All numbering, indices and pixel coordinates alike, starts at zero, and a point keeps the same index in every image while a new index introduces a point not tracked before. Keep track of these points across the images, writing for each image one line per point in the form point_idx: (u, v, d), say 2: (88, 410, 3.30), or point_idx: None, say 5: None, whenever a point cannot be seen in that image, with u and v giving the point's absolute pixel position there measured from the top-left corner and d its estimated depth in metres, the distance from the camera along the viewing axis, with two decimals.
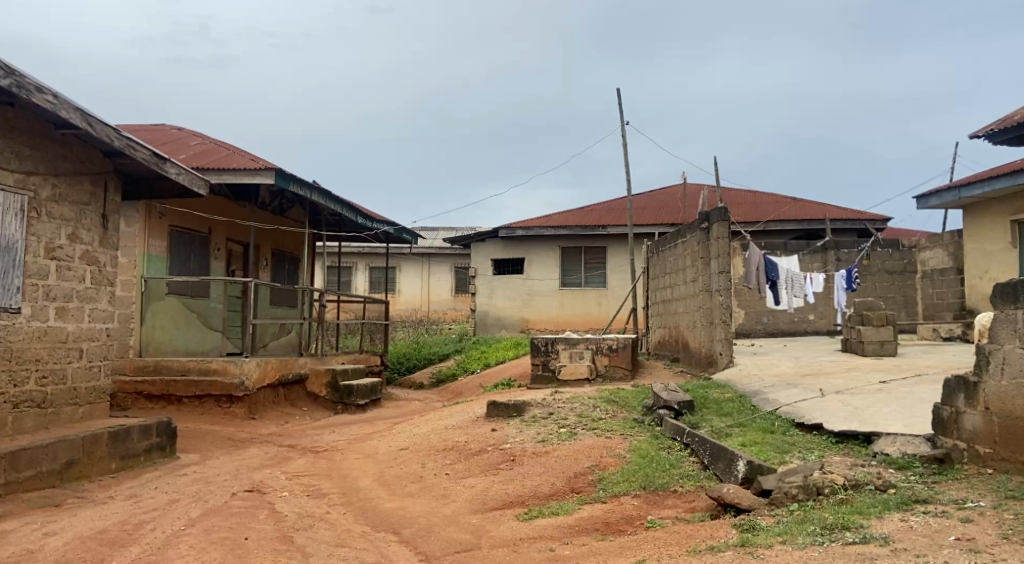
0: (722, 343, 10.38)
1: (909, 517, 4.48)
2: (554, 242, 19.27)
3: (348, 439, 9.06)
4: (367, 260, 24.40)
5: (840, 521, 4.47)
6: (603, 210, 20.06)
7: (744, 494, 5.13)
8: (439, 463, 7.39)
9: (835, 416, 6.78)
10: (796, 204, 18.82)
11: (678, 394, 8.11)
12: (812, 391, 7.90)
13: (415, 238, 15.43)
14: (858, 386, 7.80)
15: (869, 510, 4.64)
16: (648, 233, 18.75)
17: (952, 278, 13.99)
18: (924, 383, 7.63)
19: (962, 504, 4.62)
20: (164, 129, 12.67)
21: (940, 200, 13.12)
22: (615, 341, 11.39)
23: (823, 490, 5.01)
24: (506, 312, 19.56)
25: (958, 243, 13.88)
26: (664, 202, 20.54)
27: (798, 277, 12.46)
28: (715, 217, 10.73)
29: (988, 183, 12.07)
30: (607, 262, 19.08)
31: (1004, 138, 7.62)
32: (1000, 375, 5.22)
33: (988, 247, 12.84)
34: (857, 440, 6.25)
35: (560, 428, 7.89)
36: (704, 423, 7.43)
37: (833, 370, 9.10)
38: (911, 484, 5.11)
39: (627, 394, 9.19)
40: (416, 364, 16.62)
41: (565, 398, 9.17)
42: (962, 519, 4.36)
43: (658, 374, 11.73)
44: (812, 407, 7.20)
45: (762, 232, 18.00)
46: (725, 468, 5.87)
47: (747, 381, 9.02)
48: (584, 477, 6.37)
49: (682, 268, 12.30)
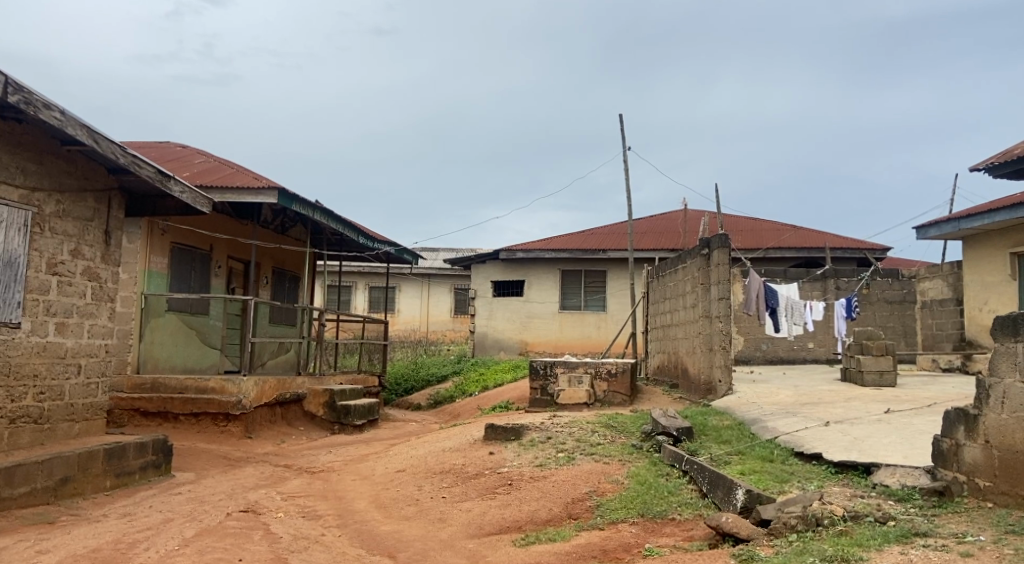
0: (721, 370, 10.38)
1: (909, 550, 4.45)
2: (554, 265, 19.33)
3: (345, 460, 9.02)
4: (367, 280, 24.47)
5: (839, 552, 4.45)
6: (604, 234, 20.10)
7: (742, 522, 5.12)
8: (436, 486, 7.35)
9: (834, 446, 6.77)
10: (796, 233, 18.89)
11: (677, 421, 8.08)
12: (813, 420, 7.88)
13: (417, 258, 15.39)
14: (858, 416, 7.78)
15: (869, 542, 4.61)
16: (648, 257, 18.79)
17: (951, 309, 13.96)
18: (924, 414, 7.61)
19: (962, 538, 4.59)
20: (168, 147, 12.75)
21: (940, 231, 13.16)
22: (614, 366, 11.38)
23: (822, 521, 4.99)
24: (505, 334, 19.55)
25: (958, 273, 13.87)
26: (665, 227, 20.63)
27: (798, 305, 12.48)
28: (715, 243, 10.77)
29: (988, 216, 12.13)
30: (607, 286, 19.10)
31: (1004, 172, 7.65)
32: (1000, 408, 5.21)
33: (988, 279, 12.86)
34: (856, 470, 6.23)
35: (558, 452, 7.88)
36: (703, 450, 7.43)
37: (832, 399, 9.08)
38: (911, 517, 5.08)
39: (626, 420, 9.15)
40: (414, 386, 16.55)
41: (564, 422, 9.14)
42: (962, 553, 4.33)
43: (656, 400, 11.71)
44: (812, 436, 7.19)
45: (762, 259, 18.05)
46: (724, 496, 5.85)
47: (746, 408, 9.00)
48: (582, 503, 6.34)
49: (682, 293, 12.30)
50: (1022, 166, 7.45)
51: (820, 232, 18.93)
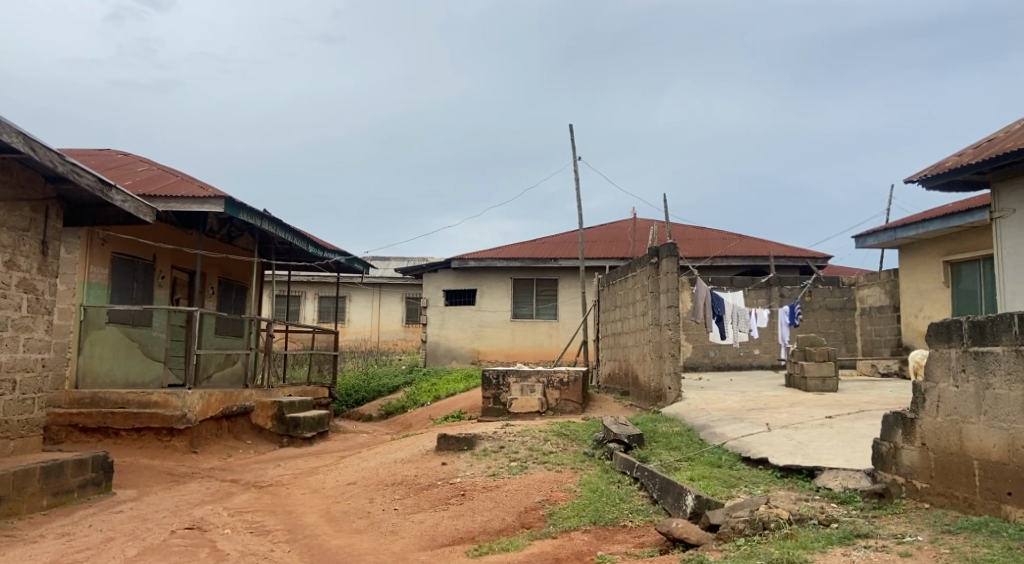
0: (671, 377, 10.52)
1: (851, 551, 4.58)
2: (505, 273, 19.36)
3: (293, 474, 8.87)
4: (316, 289, 24.20)
5: (785, 555, 4.55)
6: (555, 243, 20.22)
7: (692, 528, 5.21)
8: (388, 498, 7.27)
9: (779, 450, 6.93)
10: (741, 242, 19.30)
11: (628, 428, 8.17)
12: (758, 425, 8.04)
13: (367, 267, 15.24)
14: (802, 421, 7.98)
15: (813, 544, 4.73)
16: (599, 266, 18.98)
17: (888, 315, 14.45)
18: (865, 418, 7.84)
19: (901, 538, 4.74)
20: (107, 155, 12.43)
21: (877, 240, 13.60)
22: (565, 375, 11.45)
23: (768, 525, 5.10)
24: (457, 344, 19.48)
25: (895, 281, 14.42)
26: (615, 236, 20.87)
27: (743, 313, 12.74)
28: (664, 252, 10.92)
29: (922, 225, 12.59)
30: (558, 294, 19.23)
31: (937, 183, 7.91)
32: (935, 412, 5.40)
33: (922, 286, 13.35)
34: (800, 474, 6.39)
35: (510, 462, 7.88)
36: (654, 456, 7.52)
37: (777, 404, 9.30)
38: (853, 518, 5.23)
39: (577, 428, 9.19)
40: (365, 396, 16.37)
41: (516, 431, 9.15)
42: (901, 553, 4.47)
43: (608, 408, 11.82)
44: (758, 442, 7.34)
45: (709, 267, 18.39)
46: (674, 502, 5.94)
47: (695, 415, 9.15)
48: (535, 512, 6.36)
49: (632, 301, 12.44)
50: (954, 178, 7.71)
51: (764, 241, 19.39)
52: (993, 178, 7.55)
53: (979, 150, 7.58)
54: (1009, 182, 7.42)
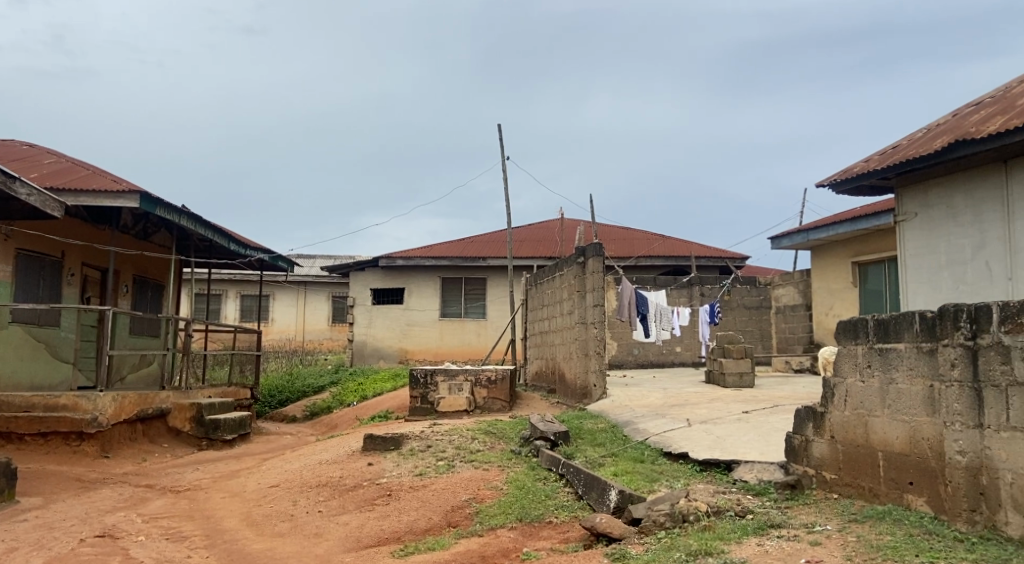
0: (596, 375, 10.70)
1: (764, 541, 4.76)
2: (433, 272, 19.27)
3: (213, 478, 8.62)
4: (238, 287, 23.56)
5: (702, 547, 4.69)
6: (484, 242, 20.25)
7: (615, 523, 5.32)
8: (312, 500, 7.15)
9: (699, 445, 7.13)
10: (665, 242, 19.77)
11: (555, 426, 8.26)
12: (679, 421, 8.25)
13: (291, 265, 14.91)
14: (721, 416, 8.23)
15: (729, 535, 4.89)
16: (527, 265, 19.11)
17: (801, 313, 15.10)
18: (779, 413, 8.15)
19: (810, 528, 4.95)
20: (12, 146, 11.80)
21: (791, 241, 14.13)
22: (493, 373, 11.49)
23: (688, 517, 5.24)
24: (384, 343, 19.30)
25: (807, 281, 15.04)
26: (543, 235, 21.05)
27: (666, 311, 13.05)
28: (590, 252, 11.08)
29: (833, 228, 13.14)
30: (486, 293, 19.27)
31: (846, 187, 8.26)
32: (843, 406, 5.66)
33: (832, 286, 13.97)
34: (718, 468, 6.59)
35: (437, 461, 7.86)
36: (579, 453, 7.63)
37: (698, 400, 9.57)
38: (766, 509, 5.43)
39: (505, 426, 9.24)
40: (289, 397, 16.02)
41: (443, 430, 9.13)
42: (811, 542, 4.67)
43: (535, 405, 11.93)
44: (679, 437, 7.54)
45: (633, 267, 18.73)
46: (598, 497, 6.05)
47: (619, 411, 9.32)
48: (461, 511, 6.36)
49: (559, 300, 12.58)
50: (862, 183, 8.08)
51: (687, 242, 19.89)
52: (897, 183, 7.95)
53: (883, 156, 7.99)
54: (911, 187, 7.83)
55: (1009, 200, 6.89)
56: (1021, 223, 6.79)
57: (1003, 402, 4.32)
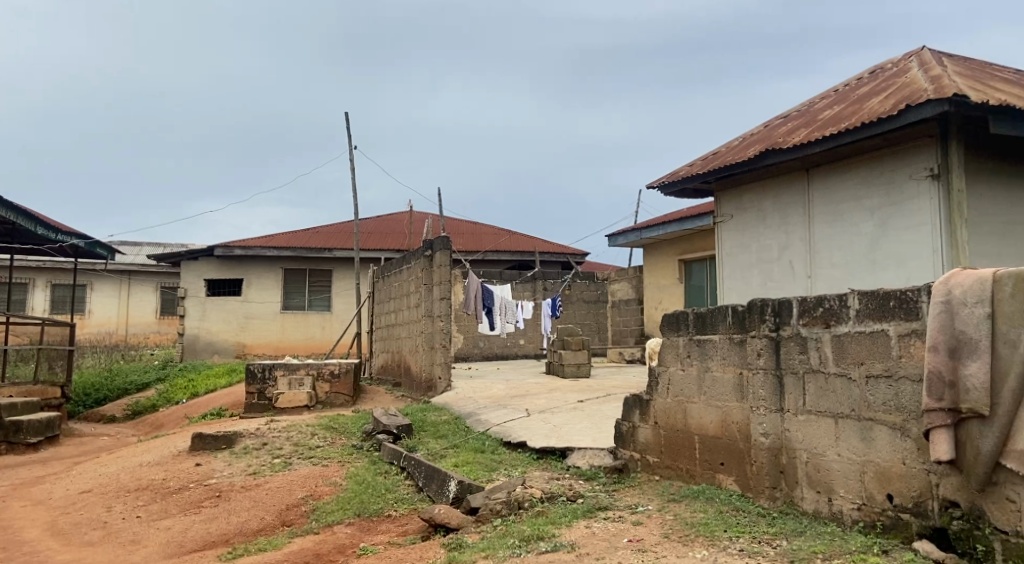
0: (441, 367, 10.74)
1: (592, 524, 4.97)
2: (275, 263, 18.52)
3: (13, 485, 7.81)
4: (49, 276, 21.52)
5: (535, 532, 4.83)
6: (329, 233, 19.72)
7: (453, 513, 5.36)
8: (130, 505, 6.66)
9: (536, 434, 7.32)
10: (511, 237, 20.16)
11: (397, 419, 8.20)
12: (519, 411, 8.44)
13: (112, 253, 13.78)
14: (558, 405, 8.51)
15: (561, 519, 5.06)
16: (373, 258, 18.82)
17: (633, 308, 15.79)
18: (612, 401, 8.55)
19: (635, 508, 5.23)
20: None
21: (626, 239, 14.83)
22: (336, 366, 11.21)
23: (523, 504, 5.37)
24: (219, 336, 18.35)
25: (640, 277, 15.72)
26: (391, 228, 20.83)
27: (510, 305, 13.29)
28: (437, 245, 11.08)
29: (662, 228, 13.90)
30: (332, 285, 18.76)
31: (672, 189, 8.79)
32: (665, 394, 6.02)
33: (662, 282, 14.82)
34: (554, 455, 6.81)
35: (273, 458, 7.58)
36: (420, 445, 7.61)
37: (537, 391, 9.83)
38: (596, 493, 5.67)
39: (346, 421, 9.06)
40: (108, 396, 14.82)
41: (280, 426, 8.80)
42: (634, 522, 4.92)
43: (379, 399, 11.78)
44: (518, 427, 7.71)
45: (480, 261, 18.93)
46: (437, 488, 6.06)
47: (462, 403, 9.39)
48: (296, 509, 6.17)
49: (406, 293, 12.49)
50: (687, 186, 8.64)
51: (532, 237, 20.40)
52: (717, 187, 8.59)
53: (706, 161, 8.57)
54: (730, 191, 8.44)
55: (809, 205, 7.55)
56: (818, 226, 7.47)
57: (799, 388, 4.73)
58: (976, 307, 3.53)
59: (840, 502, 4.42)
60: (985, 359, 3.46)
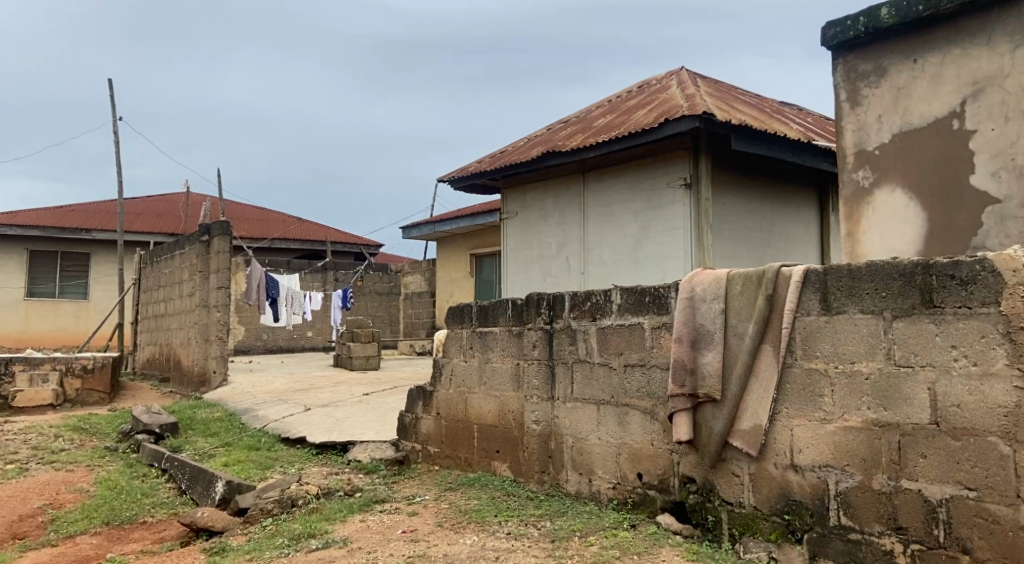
0: (217, 361, 10.11)
1: (367, 517, 4.94)
2: (17, 243, 16.41)
3: None
4: None
5: (306, 529, 4.70)
6: (89, 213, 17.81)
7: (218, 515, 5.07)
8: None
9: (316, 429, 7.13)
10: (300, 225, 19.46)
11: (162, 417, 7.61)
12: (298, 406, 8.17)
13: None
14: (341, 399, 8.35)
15: (335, 515, 4.97)
16: (143, 241, 17.29)
17: (426, 300, 15.99)
18: (397, 394, 8.54)
19: (411, 499, 5.28)
20: None
21: (420, 232, 14.86)
22: (89, 361, 10.20)
23: (296, 502, 5.22)
24: None
25: (432, 270, 15.89)
26: (165, 210, 19.25)
27: (297, 296, 12.84)
28: (215, 230, 10.41)
29: (455, 222, 14.10)
30: (90, 271, 17.00)
31: (462, 185, 8.95)
32: (447, 385, 6.13)
33: (454, 275, 15.04)
34: (334, 450, 6.67)
35: (7, 465, 6.71)
36: (187, 445, 7.11)
37: (322, 384, 9.59)
38: (374, 486, 5.64)
39: (102, 420, 8.25)
40: None
41: (19, 428, 7.81)
42: (409, 513, 4.96)
43: (142, 396, 10.87)
44: (297, 422, 7.47)
45: (266, 249, 18.08)
46: (203, 490, 5.70)
47: (239, 399, 8.92)
48: (32, 520, 5.51)
49: (178, 281, 11.61)
50: (475, 182, 8.84)
51: (323, 226, 19.85)
52: (504, 184, 8.88)
53: (494, 159, 8.83)
54: (516, 189, 8.76)
55: (584, 206, 8.03)
56: (592, 226, 7.96)
57: (568, 377, 5.01)
58: (713, 303, 3.94)
59: (598, 482, 4.75)
60: (718, 349, 3.87)
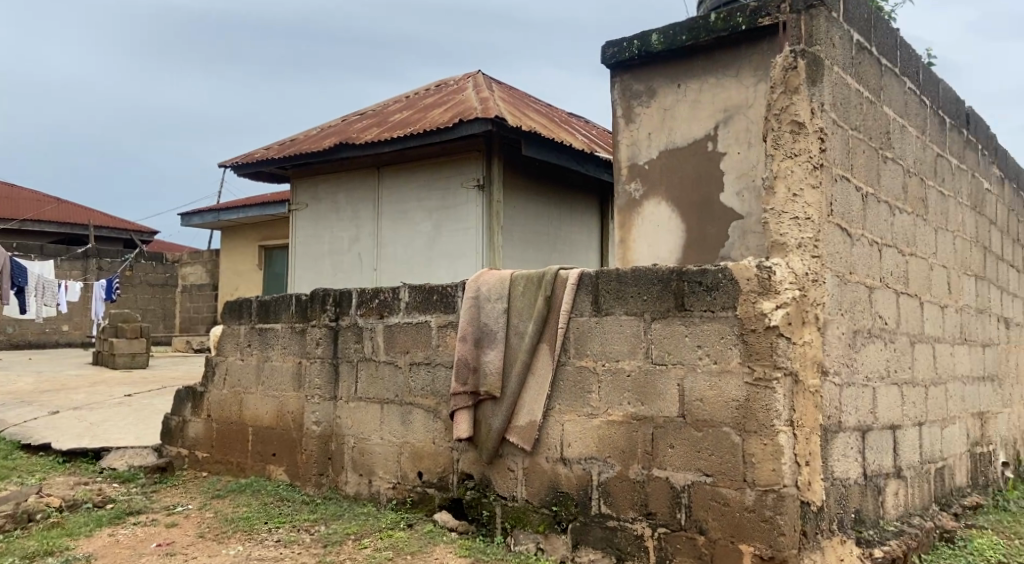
0: None
1: (117, 531, 4.52)
2: None
3: None
4: None
5: (42, 547, 4.17)
6: None
7: None
8: None
9: (65, 434, 6.42)
10: (59, 206, 17.44)
11: None
12: (44, 408, 7.30)
13: None
14: (98, 400, 7.59)
15: (79, 529, 4.50)
16: None
17: (208, 294, 14.98)
18: (165, 394, 7.93)
19: (171, 509, 4.92)
20: None
21: (202, 220, 13.86)
22: None
23: (33, 516, 4.62)
24: None
25: (216, 261, 14.91)
26: None
27: (50, 285, 11.51)
28: None
29: (242, 211, 13.30)
30: None
31: (246, 172, 8.49)
32: (221, 385, 5.79)
33: (240, 268, 14.21)
34: (85, 457, 6.03)
35: None
36: None
37: (76, 384, 8.65)
38: (130, 496, 5.19)
39: None
40: None
41: None
42: (168, 523, 4.62)
43: None
44: (41, 427, 6.67)
45: (14, 231, 16.00)
46: None
47: None
48: None
49: None
50: (261, 170, 8.42)
51: (87, 209, 17.93)
52: (293, 174, 8.54)
53: (282, 147, 8.46)
54: (305, 180, 8.46)
55: (378, 202, 7.94)
56: (385, 223, 7.88)
57: (352, 375, 4.91)
58: (496, 302, 4.07)
59: (378, 483, 4.71)
60: (500, 348, 4.00)
